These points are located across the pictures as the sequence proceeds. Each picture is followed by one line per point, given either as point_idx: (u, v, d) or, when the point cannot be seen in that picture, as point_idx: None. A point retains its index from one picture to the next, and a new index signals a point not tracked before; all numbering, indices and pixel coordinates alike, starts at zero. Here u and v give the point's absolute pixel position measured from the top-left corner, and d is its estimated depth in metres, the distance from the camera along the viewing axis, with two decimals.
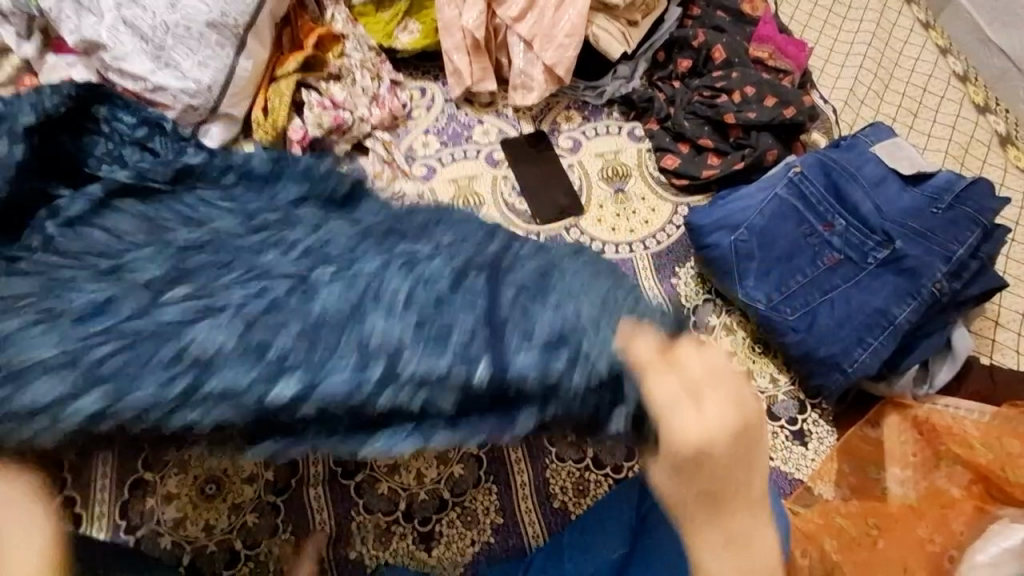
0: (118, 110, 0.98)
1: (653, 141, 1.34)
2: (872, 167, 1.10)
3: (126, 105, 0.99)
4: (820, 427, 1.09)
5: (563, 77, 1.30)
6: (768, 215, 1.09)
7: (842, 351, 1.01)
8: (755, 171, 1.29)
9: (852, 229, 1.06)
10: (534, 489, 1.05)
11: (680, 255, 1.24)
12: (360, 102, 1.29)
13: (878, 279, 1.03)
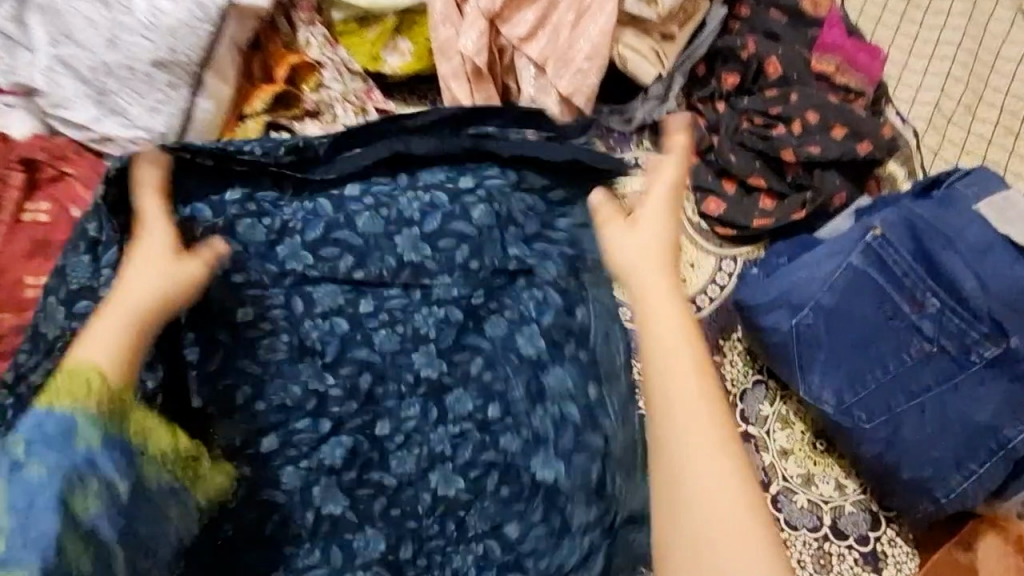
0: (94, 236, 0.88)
1: (691, 178, 1.11)
2: (977, 231, 0.87)
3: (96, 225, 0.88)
4: (898, 550, 0.90)
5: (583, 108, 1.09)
6: (840, 291, 0.88)
7: (937, 475, 0.82)
8: (818, 218, 1.07)
9: (950, 312, 0.84)
10: None
11: (724, 324, 1.03)
12: None
13: (983, 384, 0.82)
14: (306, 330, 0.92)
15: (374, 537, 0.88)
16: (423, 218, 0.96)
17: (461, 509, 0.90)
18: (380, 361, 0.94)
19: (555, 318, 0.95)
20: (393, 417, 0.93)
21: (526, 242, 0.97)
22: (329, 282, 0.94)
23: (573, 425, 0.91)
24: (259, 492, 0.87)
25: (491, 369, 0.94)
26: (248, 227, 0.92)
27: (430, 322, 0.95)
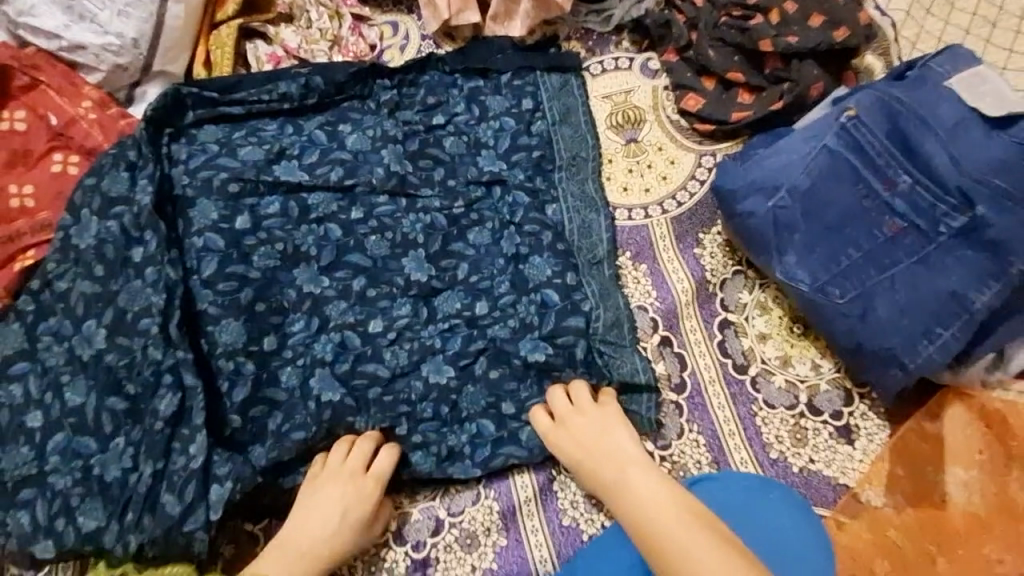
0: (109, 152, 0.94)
1: (672, 77, 1.13)
2: (948, 108, 0.88)
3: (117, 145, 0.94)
4: (870, 423, 0.93)
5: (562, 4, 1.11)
6: (815, 173, 0.90)
7: (904, 343, 0.83)
8: (798, 110, 1.07)
9: (919, 188, 0.86)
10: (542, 501, 0.90)
11: (703, 219, 1.05)
12: (318, 49, 1.10)
13: (951, 255, 0.83)
14: (299, 238, 0.95)
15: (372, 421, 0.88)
16: (406, 139, 1.04)
17: (453, 394, 0.91)
18: (371, 264, 0.96)
19: (530, 213, 1.01)
20: (382, 314, 0.93)
21: (502, 158, 1.05)
22: (325, 193, 0.99)
23: (553, 309, 0.94)
24: (263, 390, 0.88)
25: (477, 273, 0.97)
26: (247, 148, 0.99)
27: (417, 228, 0.98)
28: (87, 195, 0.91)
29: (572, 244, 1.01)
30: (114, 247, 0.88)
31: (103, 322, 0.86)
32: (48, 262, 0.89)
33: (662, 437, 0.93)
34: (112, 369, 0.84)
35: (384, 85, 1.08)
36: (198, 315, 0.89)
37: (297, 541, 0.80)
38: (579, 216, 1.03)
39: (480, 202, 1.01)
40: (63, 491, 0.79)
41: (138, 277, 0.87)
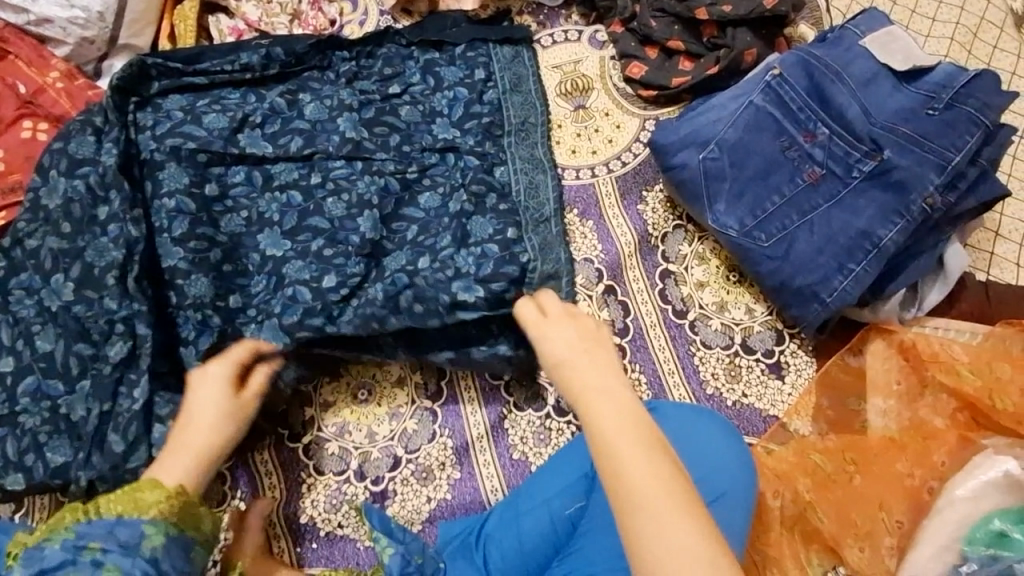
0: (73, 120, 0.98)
1: (617, 46, 1.19)
2: (862, 64, 0.95)
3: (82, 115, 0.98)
4: (798, 359, 1.01)
5: None
6: (742, 127, 0.96)
7: (821, 280, 0.91)
8: (733, 76, 1.14)
9: (836, 139, 0.93)
10: (492, 439, 0.97)
11: (645, 178, 1.12)
12: (277, 21, 1.14)
13: (862, 197, 0.92)
14: (262, 206, 0.98)
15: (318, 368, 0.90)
16: (361, 107, 1.06)
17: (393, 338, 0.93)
18: (329, 227, 0.98)
19: (478, 174, 1.04)
20: (338, 273, 0.95)
21: (456, 125, 1.08)
22: (285, 162, 1.01)
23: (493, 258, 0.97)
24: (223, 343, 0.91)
25: (427, 234, 1.00)
26: (213, 115, 1.00)
27: (372, 190, 1.00)
28: (53, 158, 0.95)
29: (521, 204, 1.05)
30: (78, 205, 0.92)
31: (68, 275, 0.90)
32: (19, 221, 0.93)
33: None
34: (83, 320, 0.89)
35: (343, 56, 1.11)
36: (167, 271, 0.91)
37: (190, 442, 0.81)
38: (526, 176, 1.07)
39: (433, 164, 1.04)
40: (33, 429, 0.86)
41: (103, 234, 0.92)
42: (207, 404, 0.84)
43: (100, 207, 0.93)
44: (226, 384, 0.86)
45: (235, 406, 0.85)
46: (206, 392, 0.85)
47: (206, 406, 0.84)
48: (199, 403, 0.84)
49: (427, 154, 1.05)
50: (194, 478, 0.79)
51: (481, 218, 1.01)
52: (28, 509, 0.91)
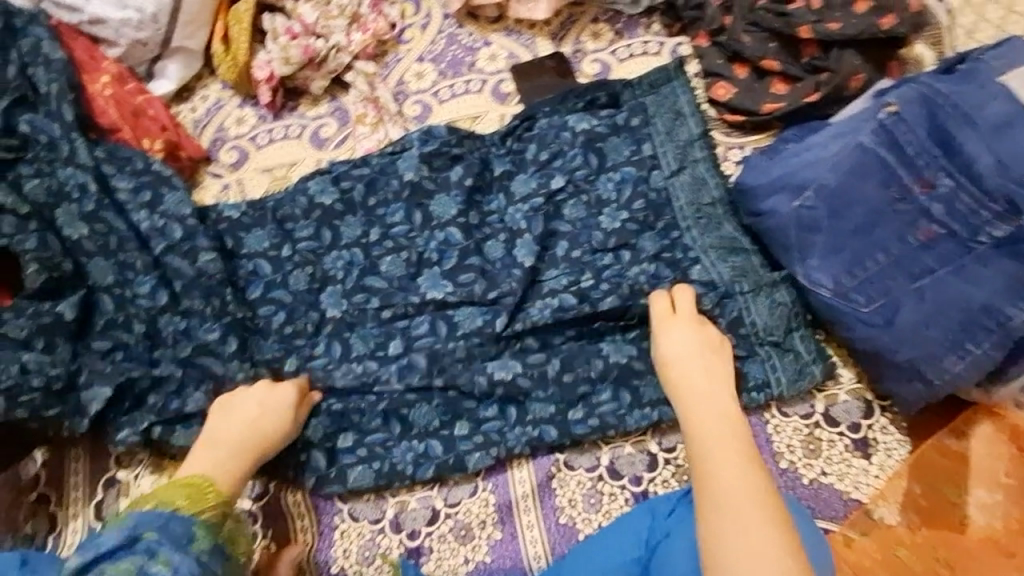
0: (245, 217, 1.00)
1: (702, 63, 1.07)
2: (998, 107, 0.82)
3: (256, 299, 0.97)
4: (889, 437, 0.89)
5: None
6: (846, 172, 0.85)
7: (928, 357, 0.82)
8: (835, 103, 1.01)
9: (958, 192, 0.81)
10: (539, 500, 0.88)
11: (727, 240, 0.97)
12: (335, 25, 1.06)
13: (988, 265, 0.80)
14: (421, 245, 0.96)
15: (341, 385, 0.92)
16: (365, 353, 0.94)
17: None
18: (387, 286, 0.96)
19: (461, 255, 0.96)
20: (387, 409, 0.91)
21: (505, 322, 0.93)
22: (421, 403, 0.90)
23: (387, 392, 0.90)
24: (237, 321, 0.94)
25: (391, 307, 0.95)
26: (389, 260, 0.96)
27: (357, 337, 0.95)
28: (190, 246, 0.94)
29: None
30: (252, 245, 0.99)
31: (143, 305, 0.92)
32: (101, 277, 0.92)
33: (666, 440, 0.90)
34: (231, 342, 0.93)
35: (355, 212, 0.98)
36: (220, 308, 0.94)
37: None
38: (368, 377, 0.92)
39: (399, 356, 0.92)
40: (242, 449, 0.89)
41: (154, 299, 0.93)
42: None
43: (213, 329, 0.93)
44: (286, 398, 0.88)
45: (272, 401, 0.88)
46: (256, 394, 0.88)
47: (249, 412, 0.86)
48: (242, 404, 0.87)
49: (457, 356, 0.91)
50: None
51: (426, 318, 0.95)
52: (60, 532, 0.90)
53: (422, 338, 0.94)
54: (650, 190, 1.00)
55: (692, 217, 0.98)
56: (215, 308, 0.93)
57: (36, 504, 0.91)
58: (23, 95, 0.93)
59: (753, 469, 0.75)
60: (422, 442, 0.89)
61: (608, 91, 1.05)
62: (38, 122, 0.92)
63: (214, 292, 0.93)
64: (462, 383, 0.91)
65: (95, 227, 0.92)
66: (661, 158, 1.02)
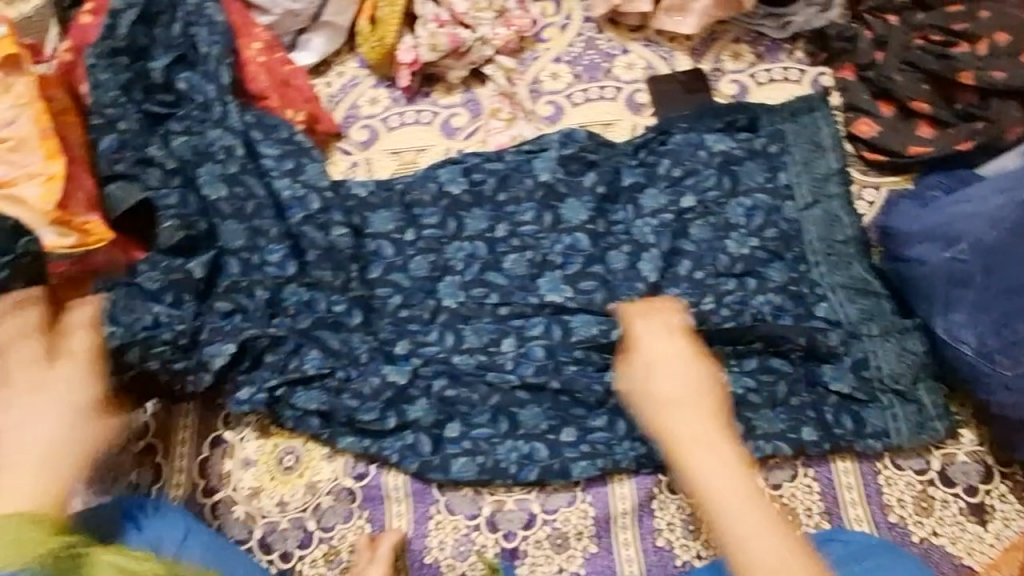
0: (374, 195, 1.01)
1: (846, 97, 1.05)
2: None
3: (376, 278, 0.98)
4: (1008, 506, 0.86)
5: None
6: (1007, 231, 0.82)
7: None
8: (986, 154, 0.97)
9: None
10: (638, 519, 0.88)
11: (857, 280, 0.94)
12: (484, 18, 1.07)
13: None
14: (547, 247, 0.97)
15: (454, 376, 0.92)
16: (477, 347, 0.94)
17: (376, 375, 0.91)
18: (508, 283, 0.97)
19: (584, 263, 0.96)
20: (495, 407, 0.90)
21: (622, 334, 0.92)
22: (531, 404, 0.90)
23: (498, 389, 0.91)
24: (356, 297, 0.96)
25: (508, 305, 0.96)
26: (513, 258, 0.97)
27: (471, 330, 0.95)
28: (321, 222, 0.96)
29: (797, 394, 0.89)
30: (378, 222, 0.99)
31: (271, 272, 0.94)
32: (233, 240, 0.94)
33: (775, 476, 0.88)
34: (351, 318, 0.95)
35: (484, 207, 1.00)
36: (345, 284, 0.96)
37: None
38: (482, 371, 0.92)
39: (512, 355, 0.93)
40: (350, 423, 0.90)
41: (281, 267, 0.94)
42: None
43: (334, 304, 0.95)
44: (78, 373, 0.78)
45: (83, 374, 0.78)
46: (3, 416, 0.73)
47: (8, 425, 0.73)
48: (45, 405, 0.74)
49: (570, 362, 0.92)
50: None
51: (542, 320, 0.95)
52: (166, 485, 0.93)
53: (538, 339, 0.94)
54: (781, 221, 0.98)
55: (822, 254, 0.96)
56: (341, 286, 0.95)
57: (143, 455, 0.95)
58: (183, 54, 0.96)
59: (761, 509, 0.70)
60: (527, 444, 0.89)
61: (748, 114, 1.03)
62: (195, 81, 0.95)
63: (340, 269, 0.95)
64: (572, 391, 0.90)
65: (234, 189, 0.94)
66: (796, 190, 0.99)
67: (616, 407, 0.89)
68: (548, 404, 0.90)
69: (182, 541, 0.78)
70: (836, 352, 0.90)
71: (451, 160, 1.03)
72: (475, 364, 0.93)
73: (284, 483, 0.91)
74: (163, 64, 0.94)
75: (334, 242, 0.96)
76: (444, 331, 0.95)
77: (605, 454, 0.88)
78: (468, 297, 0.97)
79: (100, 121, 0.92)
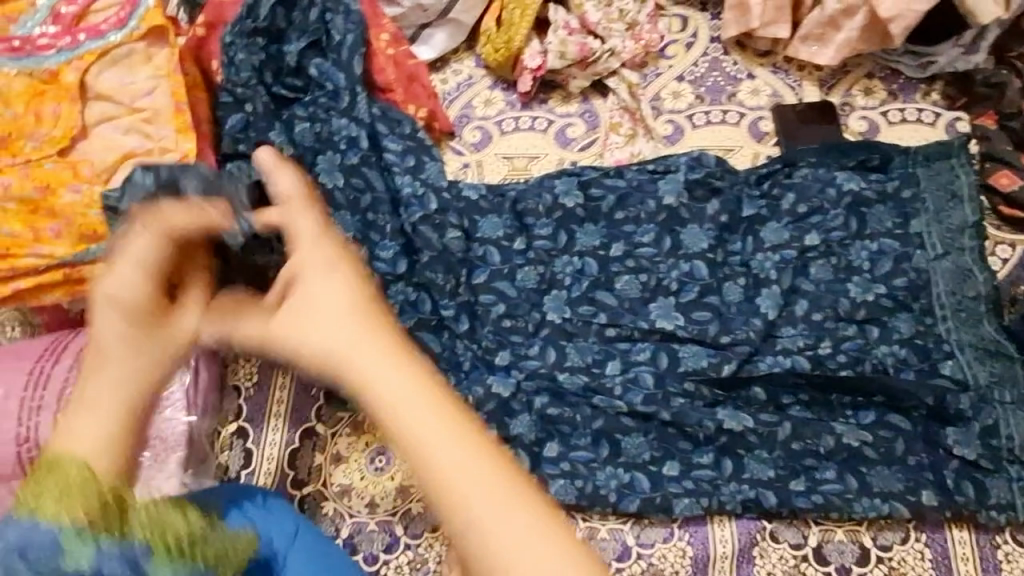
0: (486, 199, 0.99)
1: (986, 145, 1.00)
2: None
3: (482, 286, 0.95)
4: None
5: (896, 37, 0.99)
6: None
7: None
8: None
9: None
10: (736, 565, 0.84)
11: (987, 339, 0.90)
12: (615, 30, 1.05)
13: None
14: (663, 272, 0.94)
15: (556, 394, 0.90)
16: (580, 367, 0.91)
17: (479, 384, 0.90)
18: (617, 304, 0.94)
19: (698, 292, 0.93)
20: (597, 431, 0.88)
21: (732, 370, 0.89)
22: (636, 433, 0.88)
23: (601, 413, 0.88)
24: (462, 302, 0.94)
25: (615, 326, 0.93)
26: (625, 279, 0.94)
27: (575, 349, 0.92)
28: (436, 223, 0.95)
29: (914, 453, 0.85)
30: (489, 226, 0.97)
31: (381, 268, 0.93)
32: (346, 231, 0.93)
33: (884, 537, 0.84)
34: (455, 323, 0.93)
35: (599, 223, 0.97)
36: (452, 287, 0.94)
37: (102, 391, 0.51)
38: (586, 392, 0.90)
39: (618, 379, 0.90)
40: None
41: (392, 264, 0.93)
42: (116, 336, 0.53)
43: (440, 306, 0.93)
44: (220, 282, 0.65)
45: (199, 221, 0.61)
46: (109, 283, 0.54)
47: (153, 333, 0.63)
48: (121, 324, 0.53)
49: (678, 393, 0.89)
50: (125, 453, 0.52)
51: (648, 346, 0.92)
52: (253, 471, 0.92)
53: (645, 365, 0.91)
54: (909, 269, 0.93)
55: (951, 308, 0.91)
56: (448, 288, 0.93)
57: (232, 438, 0.93)
58: (317, 39, 0.96)
59: (490, 474, 0.44)
60: (627, 472, 0.86)
61: (880, 154, 0.99)
62: (325, 68, 0.96)
63: (449, 272, 0.94)
64: (679, 423, 0.87)
65: (354, 180, 0.93)
66: (926, 238, 0.95)
67: (722, 445, 0.87)
68: (652, 434, 0.88)
69: (292, 540, 0.72)
70: (961, 415, 0.86)
71: (566, 172, 1.01)
72: (578, 384, 0.90)
73: (375, 483, 0.90)
74: (297, 49, 0.95)
75: (446, 243, 0.94)
76: (546, 346, 0.93)
77: (708, 493, 0.85)
78: (574, 313, 0.94)
79: (230, 100, 0.92)
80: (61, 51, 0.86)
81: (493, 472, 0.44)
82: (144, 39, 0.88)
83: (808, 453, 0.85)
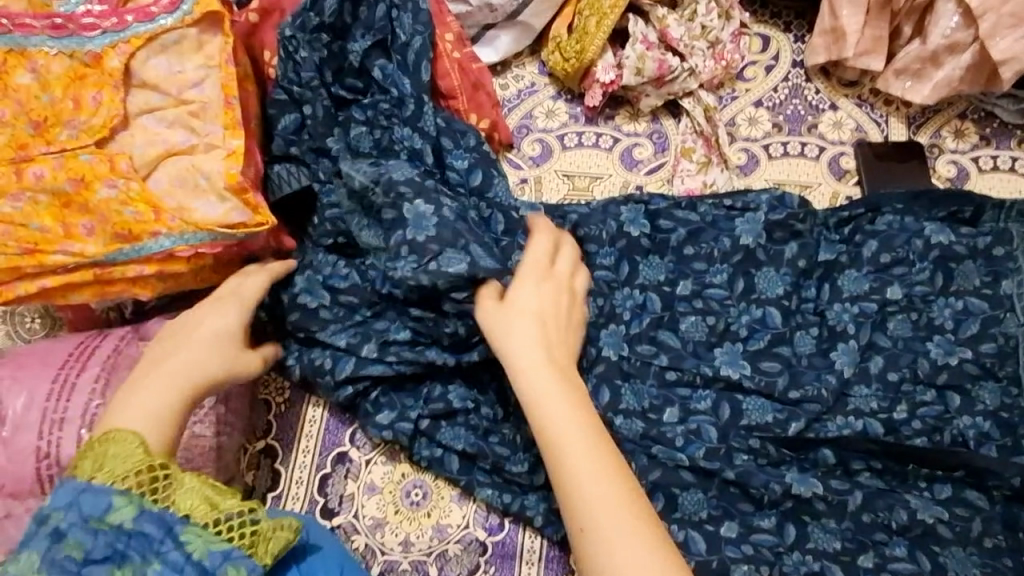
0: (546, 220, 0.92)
1: None
2: None
3: None
4: None
5: (1005, 81, 0.91)
6: None
7: None
8: None
9: None
10: None
11: None
12: (697, 47, 0.98)
13: None
14: (732, 317, 0.88)
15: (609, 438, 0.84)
16: (637, 412, 0.85)
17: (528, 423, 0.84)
18: (680, 346, 0.87)
19: (769, 340, 0.87)
20: (653, 484, 0.82)
21: (801, 427, 0.83)
22: (695, 489, 0.82)
23: (658, 464, 0.82)
24: None
25: (677, 370, 0.86)
26: (692, 320, 0.88)
27: (632, 391, 0.86)
28: None
29: (992, 535, 0.79)
30: None
31: None
32: None
33: None
34: None
35: (666, 257, 0.91)
36: None
37: (158, 391, 0.68)
38: (642, 440, 0.84)
39: (677, 428, 0.84)
40: (494, 469, 0.83)
41: None
42: (214, 320, 0.75)
43: None
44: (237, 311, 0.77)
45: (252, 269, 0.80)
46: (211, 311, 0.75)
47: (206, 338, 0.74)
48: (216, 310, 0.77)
49: (741, 449, 0.83)
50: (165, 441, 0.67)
51: (710, 394, 0.86)
52: (281, 495, 0.86)
53: (706, 415, 0.85)
54: (998, 333, 0.86)
55: None
56: None
57: (259, 457, 0.88)
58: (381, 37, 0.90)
59: (631, 511, 0.63)
60: (681, 530, 0.80)
61: (973, 205, 0.92)
62: (389, 70, 0.90)
63: None
64: (741, 482, 0.81)
65: None
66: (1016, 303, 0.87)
67: (785, 509, 0.81)
68: (712, 491, 0.82)
69: None
70: None
71: (633, 197, 0.94)
72: (634, 430, 0.84)
73: (411, 519, 0.84)
74: (360, 47, 0.89)
75: None
76: (601, 386, 0.86)
77: (768, 561, 0.79)
78: (633, 352, 0.87)
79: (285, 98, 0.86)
80: (106, 33, 0.78)
81: (618, 494, 0.64)
82: (195, 25, 0.80)
83: (879, 525, 0.80)
